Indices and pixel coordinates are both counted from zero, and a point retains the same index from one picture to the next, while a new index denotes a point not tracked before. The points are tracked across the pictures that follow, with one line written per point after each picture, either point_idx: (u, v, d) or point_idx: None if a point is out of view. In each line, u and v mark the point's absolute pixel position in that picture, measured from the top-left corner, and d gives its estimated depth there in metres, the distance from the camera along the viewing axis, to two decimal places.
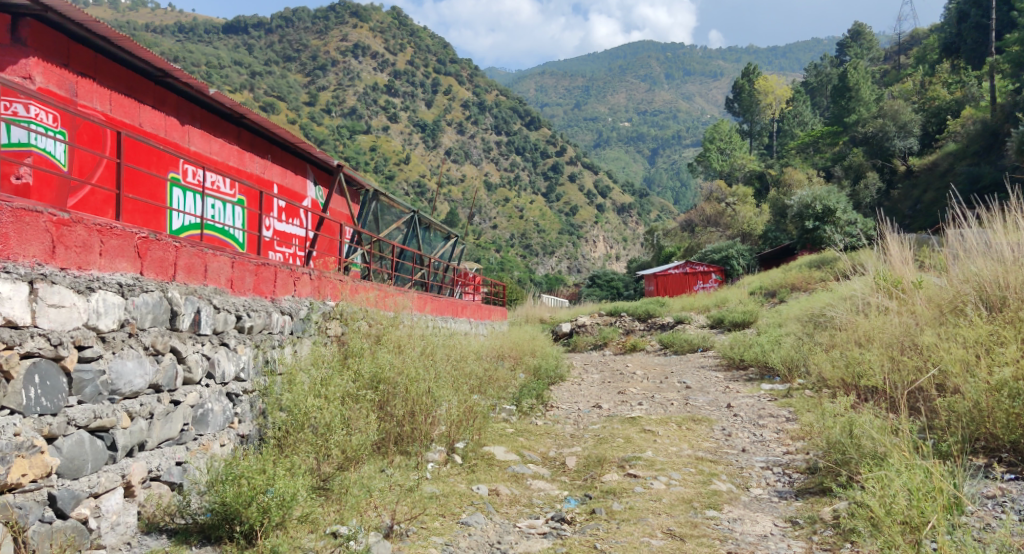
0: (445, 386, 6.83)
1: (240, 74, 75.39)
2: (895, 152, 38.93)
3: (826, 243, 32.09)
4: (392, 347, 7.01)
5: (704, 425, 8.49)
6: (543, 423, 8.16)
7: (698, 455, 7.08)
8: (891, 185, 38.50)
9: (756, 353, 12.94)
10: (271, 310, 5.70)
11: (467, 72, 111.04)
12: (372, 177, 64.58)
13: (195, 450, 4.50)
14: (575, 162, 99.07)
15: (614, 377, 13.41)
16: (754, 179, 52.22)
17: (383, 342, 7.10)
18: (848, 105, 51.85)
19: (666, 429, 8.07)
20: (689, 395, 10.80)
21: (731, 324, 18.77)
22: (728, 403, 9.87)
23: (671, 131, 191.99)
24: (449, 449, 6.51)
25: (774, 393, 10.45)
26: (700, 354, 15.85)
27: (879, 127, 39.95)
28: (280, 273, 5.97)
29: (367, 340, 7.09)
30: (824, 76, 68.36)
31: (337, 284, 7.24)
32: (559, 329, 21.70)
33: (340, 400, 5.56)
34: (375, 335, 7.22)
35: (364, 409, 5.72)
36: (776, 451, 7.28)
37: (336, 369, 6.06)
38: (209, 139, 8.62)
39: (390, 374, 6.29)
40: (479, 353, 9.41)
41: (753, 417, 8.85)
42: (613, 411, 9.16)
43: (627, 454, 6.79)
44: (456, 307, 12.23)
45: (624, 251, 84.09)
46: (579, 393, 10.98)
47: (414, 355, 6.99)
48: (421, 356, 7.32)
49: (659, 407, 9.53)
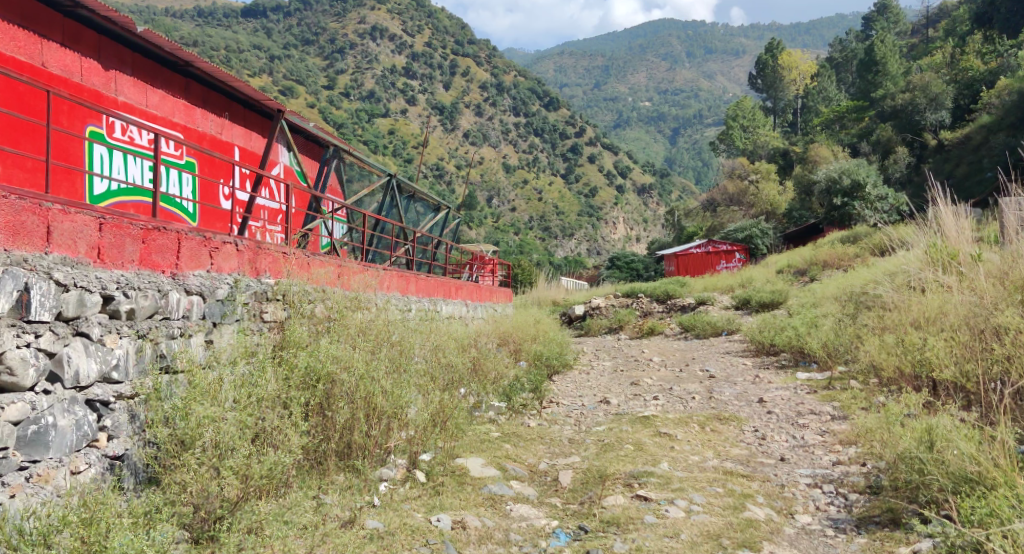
0: (408, 383, 5.52)
1: (260, 58, 74.41)
2: (926, 126, 36.67)
3: (856, 220, 30.27)
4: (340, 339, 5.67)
5: (732, 425, 7.08)
6: (537, 425, 6.78)
7: (726, 468, 5.64)
8: (922, 159, 36.27)
9: (789, 337, 11.44)
10: (166, 287, 4.36)
11: (485, 53, 109.00)
12: (391, 160, 63.35)
13: (18, 484, 3.21)
14: (594, 142, 96.83)
15: (627, 365, 12.01)
16: (777, 157, 50.10)
17: (331, 333, 5.75)
18: (875, 79, 49.45)
19: (685, 431, 6.68)
20: (713, 387, 9.40)
21: (758, 306, 17.20)
22: (760, 397, 8.42)
23: (693, 111, 187.95)
24: (411, 464, 5.21)
25: (813, 385, 8.98)
26: (725, 338, 14.35)
27: (909, 99, 37.73)
28: (186, 241, 4.65)
29: (315, 327, 5.76)
30: (849, 51, 65.56)
31: (278, 258, 5.87)
32: (572, 312, 20.32)
33: (251, 409, 4.23)
34: (324, 323, 5.87)
35: (291, 418, 4.44)
36: (824, 463, 5.87)
37: (262, 366, 4.75)
38: (143, 89, 7.39)
39: (333, 370, 4.97)
40: (467, 341, 8.14)
41: (791, 416, 7.40)
42: (623, 408, 7.76)
43: (636, 469, 5.38)
44: (447, 287, 10.87)
45: (644, 232, 82.11)
46: (585, 384, 9.55)
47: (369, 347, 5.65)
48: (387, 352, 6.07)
49: (678, 402, 8.12)
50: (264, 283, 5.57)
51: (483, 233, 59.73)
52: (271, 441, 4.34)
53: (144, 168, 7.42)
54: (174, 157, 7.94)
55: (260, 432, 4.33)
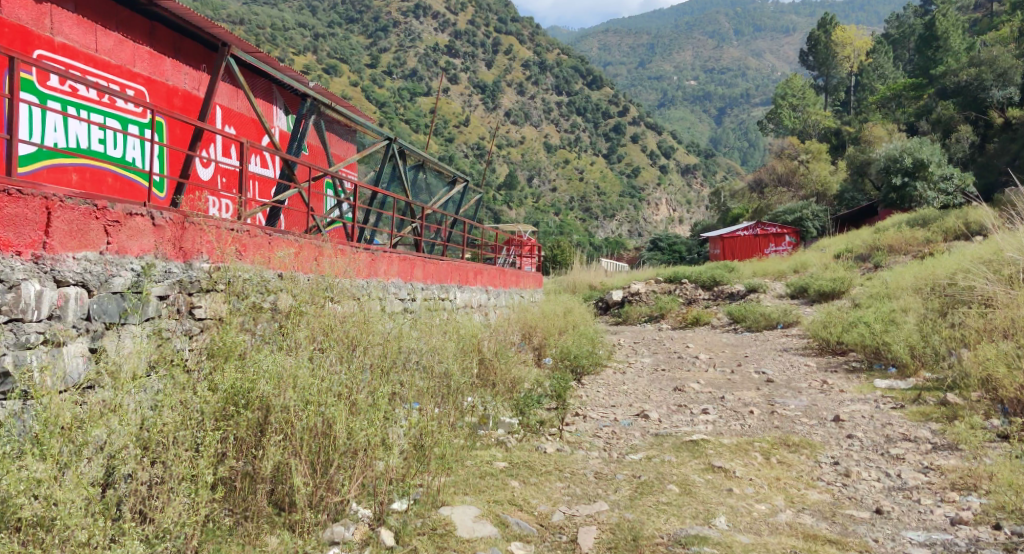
0: (373, 408, 4.11)
1: (305, 35, 73.44)
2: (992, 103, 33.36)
3: (916, 203, 27.77)
4: (287, 347, 4.30)
5: (803, 455, 5.54)
6: (556, 450, 5.38)
7: (805, 530, 4.13)
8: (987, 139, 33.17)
9: (860, 335, 9.74)
10: (14, 278, 3.15)
11: (528, 31, 106.45)
12: (431, 139, 62.09)
13: None
14: (637, 122, 93.80)
15: (669, 362, 10.47)
16: (829, 137, 47.28)
17: (278, 342, 4.38)
18: (935, 56, 45.94)
19: (744, 466, 5.18)
20: (773, 397, 7.82)
21: (817, 295, 15.35)
22: (834, 414, 6.80)
23: (740, 91, 181.71)
24: (376, 517, 3.86)
25: (898, 397, 7.33)
26: (781, 333, 12.65)
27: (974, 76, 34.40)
28: (61, 210, 3.38)
29: (257, 330, 4.42)
30: (907, 27, 61.47)
31: (223, 236, 4.49)
32: (609, 298, 18.81)
33: (113, 456, 2.98)
34: (275, 331, 4.51)
35: (183, 467, 3.17)
36: (942, 523, 4.26)
37: (158, 391, 3.46)
38: (93, 32, 6.23)
39: (261, 391, 3.64)
40: (476, 338, 6.82)
41: (877, 442, 5.81)
42: (664, 426, 6.31)
43: (682, 532, 3.96)
44: (462, 272, 9.46)
45: (687, 214, 79.16)
46: (619, 390, 8.07)
47: (324, 364, 4.24)
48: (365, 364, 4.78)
49: (733, 418, 6.62)
50: (202, 269, 4.31)
51: (523, 213, 58.18)
52: (147, 506, 3.08)
53: (92, 128, 6.25)
54: (137, 114, 6.74)
55: (135, 489, 3.08)
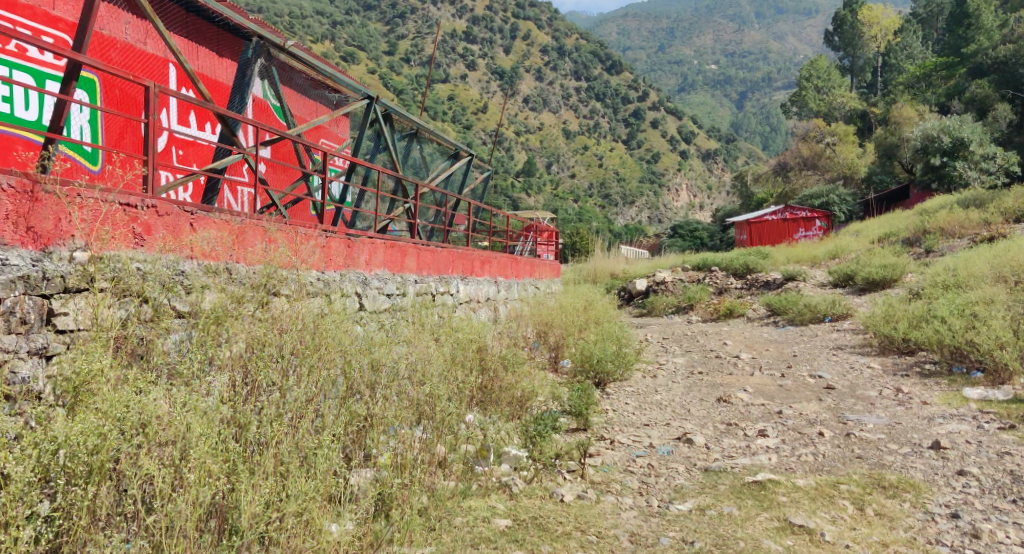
0: (300, 471, 2.78)
1: (323, 23, 71.70)
2: None
3: (956, 184, 25.82)
4: (182, 382, 2.97)
5: (906, 503, 4.15)
6: (577, 499, 4.03)
7: None
8: None
9: (933, 331, 8.25)
10: None
11: (546, 16, 103.77)
12: (449, 126, 60.45)
13: None
14: (657, 107, 91.32)
15: (707, 364, 9.06)
16: (855, 118, 45.03)
17: (175, 376, 3.06)
18: (967, 34, 43.30)
19: (833, 524, 3.81)
20: (842, 411, 6.36)
21: (865, 283, 13.79)
22: (928, 438, 5.35)
23: (762, 75, 177.10)
24: None
25: (1002, 414, 5.87)
26: (830, 327, 11.19)
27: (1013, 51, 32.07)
28: None
29: (147, 350, 3.15)
30: (936, 6, 58.36)
31: (103, 215, 3.22)
32: (632, 287, 17.37)
33: None
34: (179, 359, 3.22)
35: None
36: None
37: None
38: None
39: (114, 444, 2.38)
40: (478, 339, 5.46)
41: (1001, 483, 4.40)
42: (715, 456, 4.93)
43: None
44: (465, 261, 8.07)
45: (708, 200, 76.71)
46: (652, 402, 6.69)
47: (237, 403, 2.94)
48: (313, 398, 3.47)
49: (802, 445, 5.20)
50: (71, 260, 3.13)
51: (542, 200, 56.48)
52: None
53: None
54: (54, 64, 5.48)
55: None
